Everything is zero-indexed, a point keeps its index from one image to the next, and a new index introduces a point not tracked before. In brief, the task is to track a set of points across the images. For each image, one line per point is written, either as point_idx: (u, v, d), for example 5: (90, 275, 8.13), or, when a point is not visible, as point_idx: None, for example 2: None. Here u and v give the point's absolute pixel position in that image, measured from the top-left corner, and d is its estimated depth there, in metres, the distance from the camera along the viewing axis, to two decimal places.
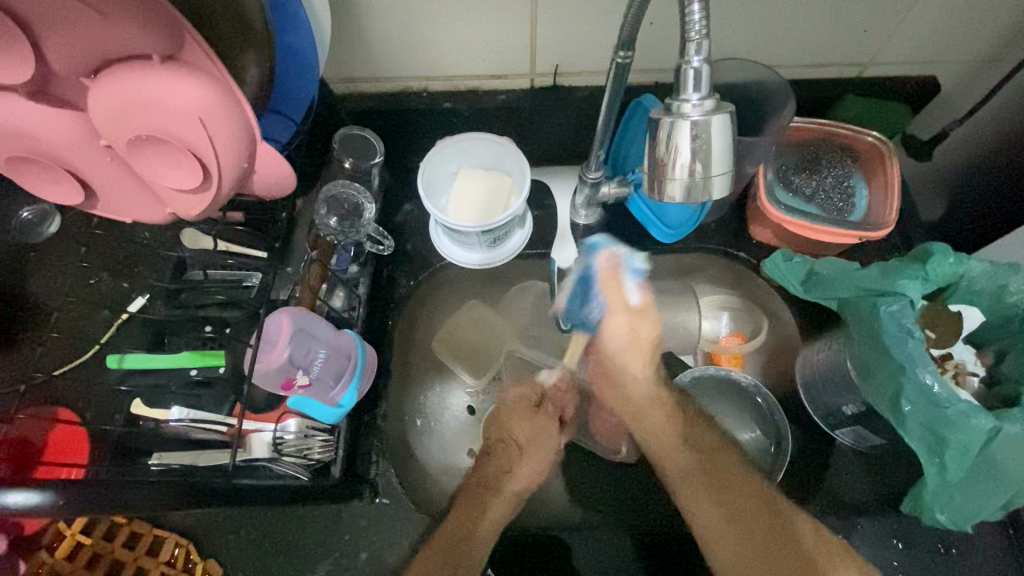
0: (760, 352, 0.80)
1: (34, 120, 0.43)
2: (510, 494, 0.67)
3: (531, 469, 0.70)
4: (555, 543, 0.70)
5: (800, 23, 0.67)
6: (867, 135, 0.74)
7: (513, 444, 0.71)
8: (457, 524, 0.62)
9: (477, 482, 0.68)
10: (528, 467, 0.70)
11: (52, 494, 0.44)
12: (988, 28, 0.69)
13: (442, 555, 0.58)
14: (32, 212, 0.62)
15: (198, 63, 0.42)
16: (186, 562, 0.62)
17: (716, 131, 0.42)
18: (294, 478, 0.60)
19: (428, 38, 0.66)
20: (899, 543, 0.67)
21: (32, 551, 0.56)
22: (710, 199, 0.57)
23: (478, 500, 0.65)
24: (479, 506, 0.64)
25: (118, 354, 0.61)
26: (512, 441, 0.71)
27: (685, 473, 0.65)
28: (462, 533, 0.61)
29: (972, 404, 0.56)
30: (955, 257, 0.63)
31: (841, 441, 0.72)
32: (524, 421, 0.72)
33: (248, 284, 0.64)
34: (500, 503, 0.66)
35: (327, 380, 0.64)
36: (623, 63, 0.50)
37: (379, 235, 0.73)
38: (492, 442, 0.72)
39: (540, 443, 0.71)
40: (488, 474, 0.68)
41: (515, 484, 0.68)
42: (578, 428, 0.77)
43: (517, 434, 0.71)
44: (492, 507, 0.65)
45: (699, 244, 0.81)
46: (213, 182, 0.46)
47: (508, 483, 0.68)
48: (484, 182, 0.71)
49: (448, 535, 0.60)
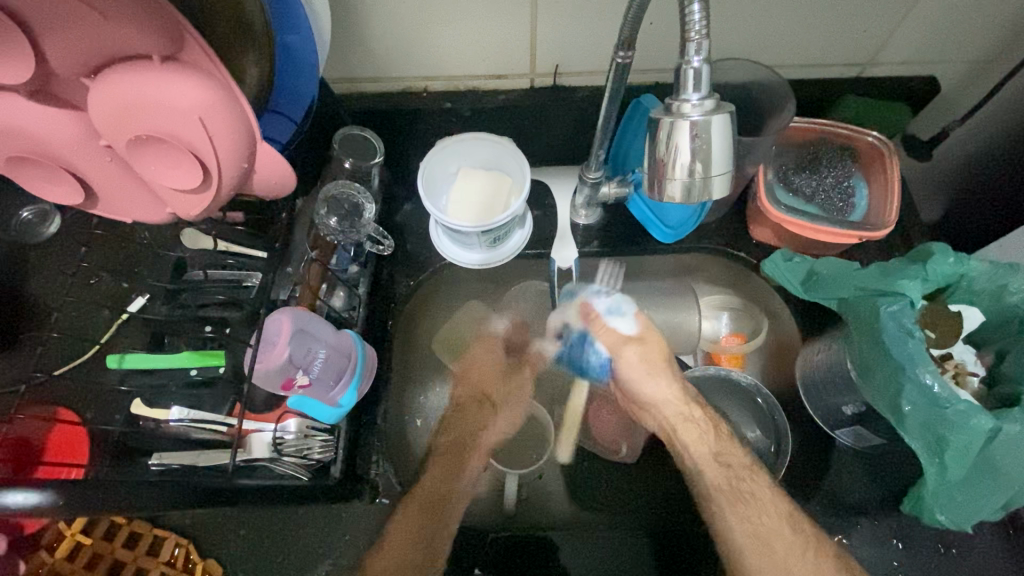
0: (761, 352, 0.82)
1: (34, 120, 0.43)
2: (484, 449, 0.73)
3: (506, 422, 0.77)
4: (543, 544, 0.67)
5: (801, 23, 0.67)
6: (868, 135, 0.74)
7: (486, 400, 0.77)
8: (435, 482, 0.66)
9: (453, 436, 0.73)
10: (501, 420, 0.77)
11: (51, 494, 0.44)
12: (989, 28, 0.69)
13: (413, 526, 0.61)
14: (32, 212, 0.63)
15: (199, 64, 0.42)
16: (185, 561, 0.62)
17: (716, 132, 0.42)
18: (294, 478, 0.61)
19: (428, 39, 0.66)
20: (899, 544, 0.66)
21: (33, 551, 0.57)
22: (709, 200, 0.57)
23: (457, 457, 0.70)
24: (458, 463, 0.69)
25: (119, 354, 0.61)
26: (486, 398, 0.77)
27: (778, 527, 0.60)
28: (446, 485, 0.66)
29: (972, 404, 0.56)
30: (954, 258, 0.63)
31: (841, 441, 0.72)
32: (497, 380, 0.79)
33: (248, 284, 0.63)
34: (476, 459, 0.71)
35: (327, 380, 0.64)
36: (624, 63, 0.50)
37: (379, 235, 0.73)
38: (464, 400, 0.77)
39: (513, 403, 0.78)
40: (464, 432, 0.73)
41: (488, 439, 0.74)
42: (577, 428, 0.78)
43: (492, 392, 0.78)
44: (472, 462, 0.71)
45: (698, 244, 0.80)
46: (213, 182, 0.46)
47: (481, 439, 0.74)
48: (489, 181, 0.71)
49: (428, 491, 0.65)
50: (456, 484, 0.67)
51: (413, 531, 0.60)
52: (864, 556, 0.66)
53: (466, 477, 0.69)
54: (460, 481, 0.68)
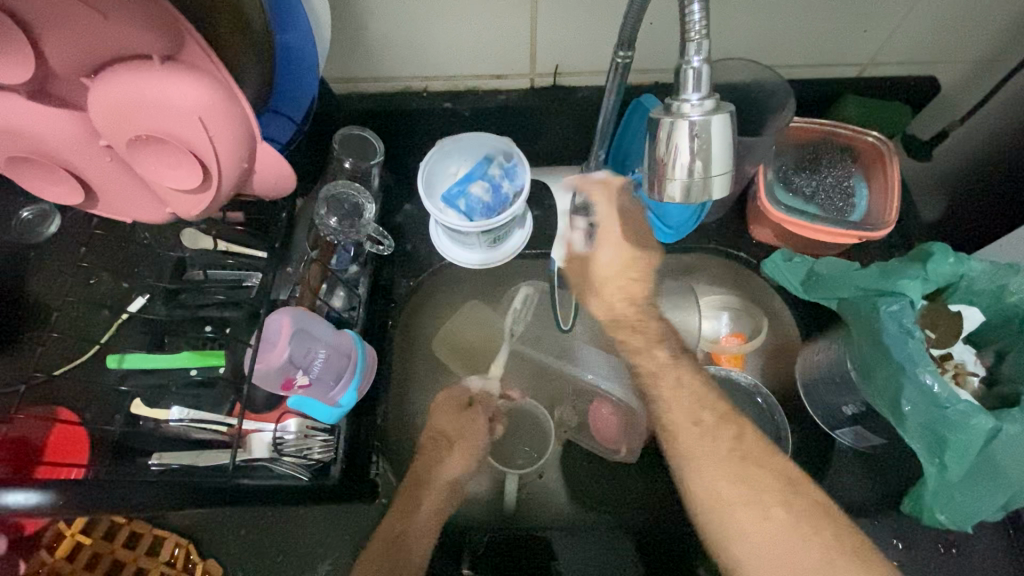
0: (760, 353, 0.81)
1: (34, 120, 0.43)
2: (443, 483, 0.68)
3: (462, 461, 0.70)
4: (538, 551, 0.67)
5: (801, 23, 0.67)
6: (868, 135, 0.74)
7: (443, 439, 0.71)
8: (394, 521, 0.61)
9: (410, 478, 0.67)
10: (457, 456, 0.70)
11: (52, 494, 0.44)
12: (989, 28, 0.69)
13: (382, 551, 0.58)
14: (32, 212, 0.63)
15: (199, 64, 0.42)
16: (185, 561, 0.62)
17: (716, 131, 0.42)
18: (293, 478, 0.60)
19: (427, 39, 0.66)
20: (899, 544, 0.66)
21: (33, 551, 0.57)
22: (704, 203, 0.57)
23: (411, 496, 0.64)
24: (412, 502, 0.64)
25: (119, 354, 0.61)
26: (442, 435, 0.71)
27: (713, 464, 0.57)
28: (399, 525, 0.61)
29: (972, 404, 0.56)
30: (955, 258, 0.63)
31: (841, 441, 0.72)
32: (449, 416, 0.72)
33: (248, 284, 0.64)
34: (434, 494, 0.66)
35: (327, 380, 0.64)
36: (623, 63, 0.50)
37: (379, 236, 0.73)
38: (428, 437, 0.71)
39: (469, 434, 0.72)
40: (420, 468, 0.68)
41: (446, 472, 0.69)
42: (576, 427, 0.79)
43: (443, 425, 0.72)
44: (426, 499, 0.65)
45: (699, 244, 0.81)
46: (213, 182, 0.45)
47: (439, 473, 0.68)
48: (479, 181, 0.70)
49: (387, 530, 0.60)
50: (410, 524, 0.61)
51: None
52: None
53: (424, 515, 0.63)
54: (415, 520, 0.62)
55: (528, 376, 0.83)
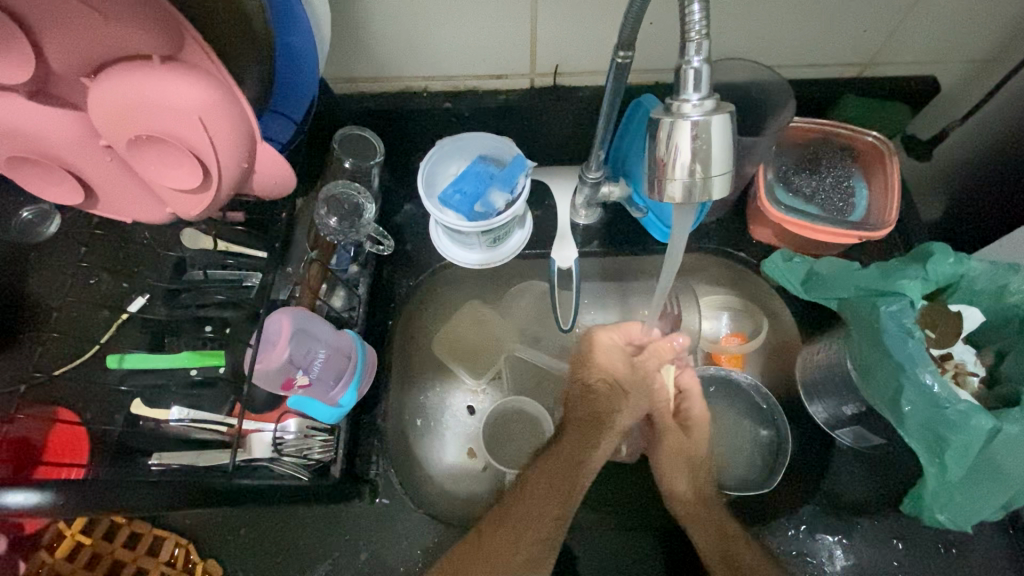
0: (761, 352, 0.81)
1: (34, 120, 0.43)
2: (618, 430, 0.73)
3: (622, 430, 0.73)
4: (558, 551, 0.68)
5: (799, 24, 0.67)
6: (868, 135, 0.74)
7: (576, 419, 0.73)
8: (574, 447, 0.70)
9: (583, 414, 0.73)
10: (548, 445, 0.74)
11: (52, 494, 0.43)
12: (990, 28, 0.69)
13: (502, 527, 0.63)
14: (32, 212, 0.61)
15: (198, 64, 0.42)
16: (185, 562, 0.62)
17: (716, 131, 0.42)
18: (293, 478, 0.60)
19: (427, 39, 0.66)
20: (899, 544, 0.67)
21: (33, 551, 0.57)
22: (687, 227, 0.56)
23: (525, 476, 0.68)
24: (588, 437, 0.71)
25: (119, 354, 0.61)
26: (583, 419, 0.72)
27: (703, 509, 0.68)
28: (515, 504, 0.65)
29: (972, 404, 0.56)
30: (954, 258, 0.63)
31: (841, 441, 0.72)
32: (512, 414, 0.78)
33: (249, 284, 0.63)
34: (611, 436, 0.72)
35: (327, 380, 0.64)
36: (623, 63, 0.50)
37: (379, 236, 0.74)
38: (591, 384, 0.75)
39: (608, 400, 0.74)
40: (599, 408, 0.73)
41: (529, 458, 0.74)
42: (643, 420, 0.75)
43: (616, 373, 0.75)
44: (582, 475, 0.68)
45: (699, 244, 0.81)
46: (213, 182, 0.45)
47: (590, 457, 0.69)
48: (507, 193, 0.69)
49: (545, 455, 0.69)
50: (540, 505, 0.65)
51: (529, 513, 0.64)
52: (865, 557, 0.66)
53: (602, 452, 0.70)
54: (595, 453, 0.70)
55: (527, 376, 0.83)
